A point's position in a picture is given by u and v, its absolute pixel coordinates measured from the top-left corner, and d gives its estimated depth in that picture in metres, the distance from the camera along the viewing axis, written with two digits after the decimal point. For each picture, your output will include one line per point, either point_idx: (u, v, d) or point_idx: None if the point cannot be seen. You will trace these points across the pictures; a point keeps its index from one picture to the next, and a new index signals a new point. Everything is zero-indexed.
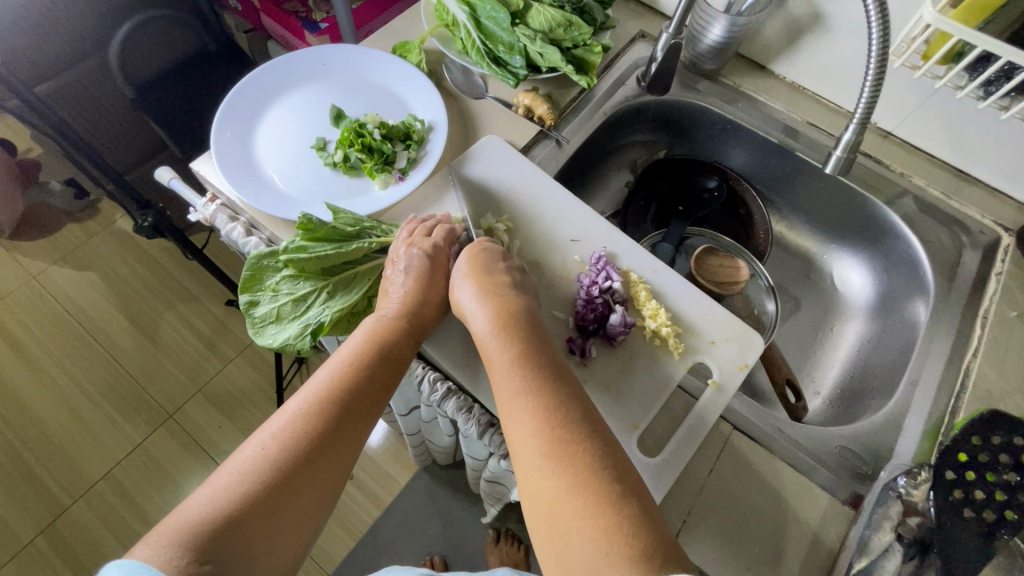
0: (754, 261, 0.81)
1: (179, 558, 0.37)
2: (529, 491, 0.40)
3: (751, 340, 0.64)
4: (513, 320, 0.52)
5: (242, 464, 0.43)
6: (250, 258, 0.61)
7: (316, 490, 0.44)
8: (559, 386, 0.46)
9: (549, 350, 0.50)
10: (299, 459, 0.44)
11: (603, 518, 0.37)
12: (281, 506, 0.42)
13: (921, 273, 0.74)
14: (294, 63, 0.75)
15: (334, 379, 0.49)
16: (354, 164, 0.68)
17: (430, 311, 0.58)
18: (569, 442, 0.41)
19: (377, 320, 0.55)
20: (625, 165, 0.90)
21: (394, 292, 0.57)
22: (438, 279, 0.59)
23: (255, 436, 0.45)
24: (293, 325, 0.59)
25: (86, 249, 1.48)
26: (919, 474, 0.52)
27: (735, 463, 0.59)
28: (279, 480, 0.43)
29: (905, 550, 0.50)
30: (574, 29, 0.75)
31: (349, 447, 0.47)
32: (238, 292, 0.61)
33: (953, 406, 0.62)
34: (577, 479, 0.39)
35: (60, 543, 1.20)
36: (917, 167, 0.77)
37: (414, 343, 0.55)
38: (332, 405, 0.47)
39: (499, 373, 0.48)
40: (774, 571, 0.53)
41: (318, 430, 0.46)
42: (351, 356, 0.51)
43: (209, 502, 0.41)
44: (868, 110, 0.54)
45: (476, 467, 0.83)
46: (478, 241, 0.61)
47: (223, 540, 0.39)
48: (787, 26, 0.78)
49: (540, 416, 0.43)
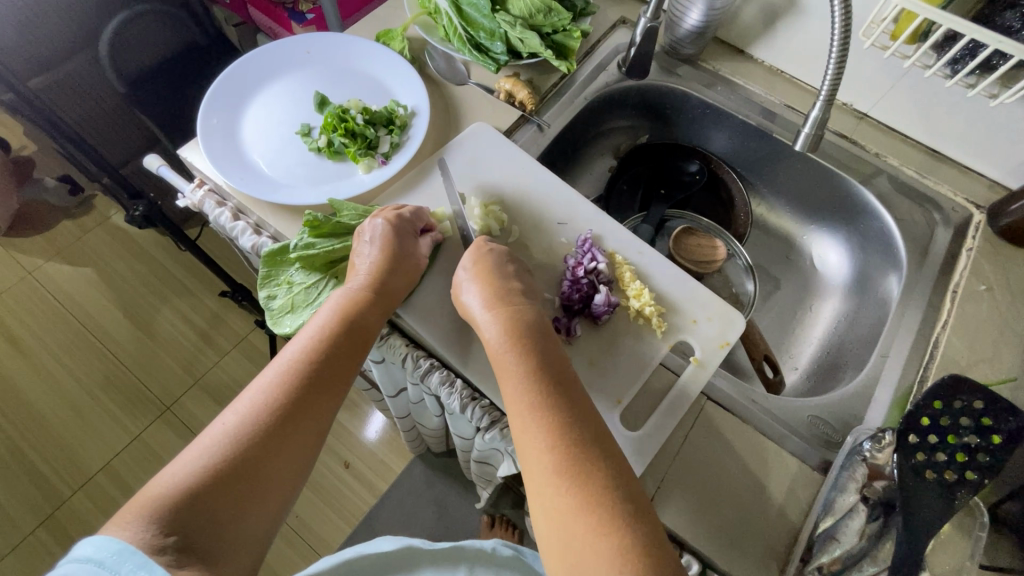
0: (733, 241, 0.83)
1: (145, 531, 0.39)
2: (540, 503, 0.42)
3: (732, 317, 0.66)
4: (523, 329, 0.53)
5: (207, 440, 0.45)
6: (264, 255, 0.63)
7: (284, 463, 0.46)
8: (569, 400, 0.47)
9: (558, 361, 0.51)
10: (263, 432, 0.46)
11: (616, 538, 0.39)
12: (247, 477, 0.44)
13: (894, 249, 0.76)
14: (279, 51, 0.76)
15: (299, 352, 0.51)
16: (338, 148, 0.70)
17: (397, 278, 0.59)
18: (584, 461, 0.43)
19: (343, 293, 0.56)
20: (609, 150, 0.92)
21: (362, 264, 0.58)
22: (406, 249, 0.60)
23: (222, 415, 0.47)
24: (307, 312, 0.62)
25: (82, 244, 1.50)
26: (883, 438, 0.54)
27: (711, 432, 0.61)
28: (243, 454, 0.44)
29: (870, 510, 0.51)
30: (554, 15, 0.77)
31: (316, 417, 0.49)
32: (255, 289, 0.63)
33: (921, 375, 0.64)
34: (590, 497, 0.41)
35: (60, 533, 1.22)
36: (891, 148, 0.79)
37: (381, 314, 0.57)
38: (297, 377, 0.49)
39: (512, 385, 0.48)
40: (746, 535, 0.56)
41: (282, 403, 0.47)
42: (315, 331, 0.52)
43: (176, 476, 0.42)
44: (833, 87, 0.56)
45: (464, 447, 0.85)
46: (481, 240, 0.62)
47: (190, 512, 0.41)
48: (763, 10, 0.79)
49: (553, 435, 0.44)
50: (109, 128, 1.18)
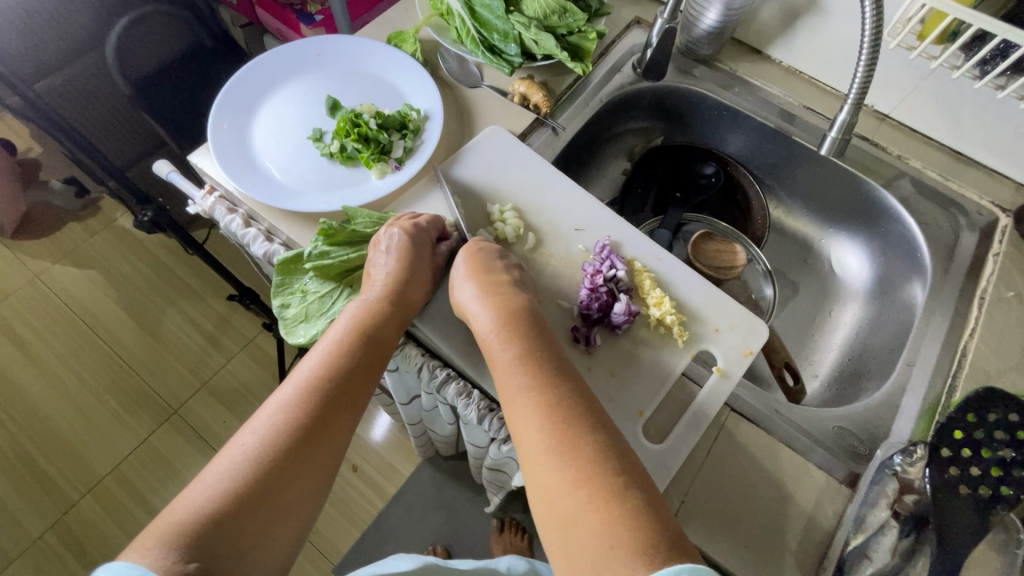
0: (751, 246, 0.81)
1: (166, 557, 0.37)
2: (535, 485, 0.41)
3: (756, 326, 0.64)
4: (512, 315, 0.52)
5: (227, 462, 0.44)
6: (278, 263, 0.62)
7: (304, 484, 0.45)
8: (560, 381, 0.46)
9: (552, 347, 0.50)
10: (282, 452, 0.44)
11: (609, 509, 0.37)
12: (268, 500, 0.43)
13: (918, 255, 0.74)
14: (290, 54, 0.75)
15: (317, 368, 0.49)
16: (351, 154, 0.68)
17: (414, 289, 0.58)
18: (572, 434, 0.42)
19: (361, 305, 0.55)
20: (623, 152, 0.90)
21: (378, 274, 0.58)
22: (423, 258, 0.59)
23: (240, 434, 0.46)
24: (321, 321, 0.61)
25: (88, 247, 1.49)
26: (914, 451, 0.52)
27: (734, 444, 0.59)
28: (263, 475, 0.43)
29: (902, 526, 0.51)
30: (568, 16, 0.75)
31: (336, 435, 0.48)
32: (268, 297, 0.62)
33: (949, 385, 0.62)
34: (577, 471, 0.39)
35: (69, 538, 1.21)
36: (914, 150, 0.77)
37: (398, 326, 0.56)
38: (316, 393, 0.48)
39: (503, 373, 0.48)
40: (773, 551, 0.54)
41: (302, 422, 0.46)
42: (332, 346, 0.51)
43: (196, 501, 0.41)
44: (862, 90, 0.54)
45: (478, 455, 0.84)
46: (472, 241, 0.61)
47: (211, 538, 0.40)
48: (783, 9, 0.78)
49: (542, 414, 0.43)
50: (116, 131, 1.17)
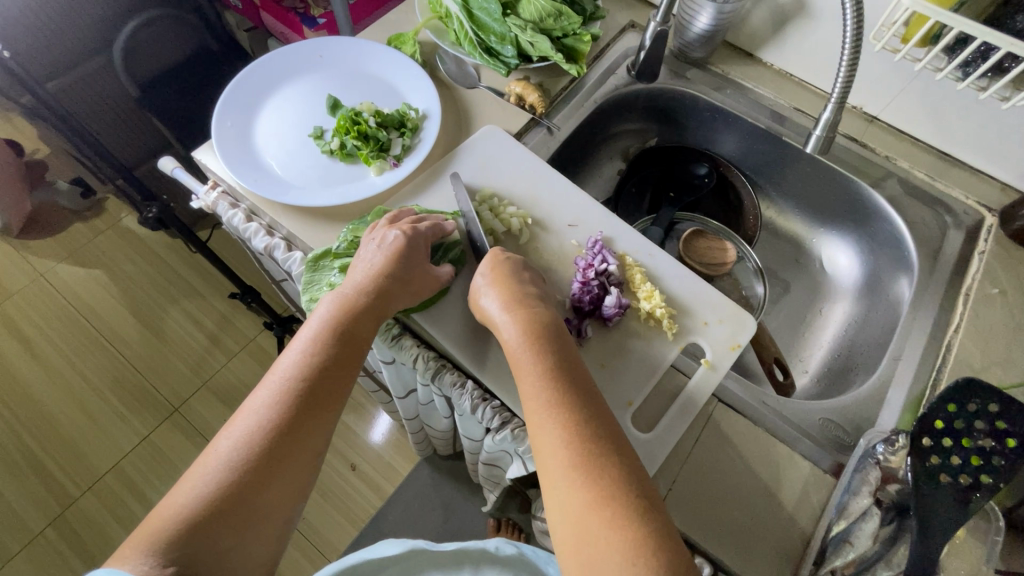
0: (742, 244, 0.83)
1: (146, 563, 0.39)
2: (555, 501, 0.41)
3: (744, 320, 0.65)
4: (541, 330, 0.52)
5: (204, 468, 0.45)
6: (307, 261, 0.64)
7: (283, 485, 0.46)
8: (585, 400, 0.47)
9: (576, 362, 0.51)
10: (258, 454, 0.46)
11: (630, 531, 0.38)
12: (248, 501, 0.44)
13: (905, 252, 0.75)
14: (292, 54, 0.77)
15: (292, 369, 0.50)
16: (350, 151, 0.70)
17: (397, 286, 0.58)
18: (599, 457, 0.42)
19: (338, 300, 0.55)
20: (617, 153, 0.92)
21: (360, 270, 0.58)
22: (408, 256, 0.59)
23: (219, 437, 0.47)
24: None
25: (93, 247, 1.52)
26: (897, 441, 0.54)
27: (720, 433, 0.61)
28: (239, 480, 0.44)
29: (883, 514, 0.51)
30: (564, 19, 0.77)
31: (314, 435, 0.49)
32: (299, 295, 0.63)
33: (934, 378, 0.63)
34: (605, 490, 0.40)
35: (69, 534, 1.23)
36: (901, 151, 0.78)
37: (377, 321, 0.56)
38: (293, 396, 0.49)
39: (528, 383, 0.48)
40: (756, 538, 0.55)
41: (278, 425, 0.47)
42: (310, 344, 0.52)
43: (177, 506, 0.42)
44: (845, 90, 0.56)
45: (473, 450, 0.85)
46: (497, 249, 0.62)
47: (189, 542, 0.41)
48: (773, 14, 0.80)
49: (570, 431, 0.44)
50: (122, 132, 1.19)
